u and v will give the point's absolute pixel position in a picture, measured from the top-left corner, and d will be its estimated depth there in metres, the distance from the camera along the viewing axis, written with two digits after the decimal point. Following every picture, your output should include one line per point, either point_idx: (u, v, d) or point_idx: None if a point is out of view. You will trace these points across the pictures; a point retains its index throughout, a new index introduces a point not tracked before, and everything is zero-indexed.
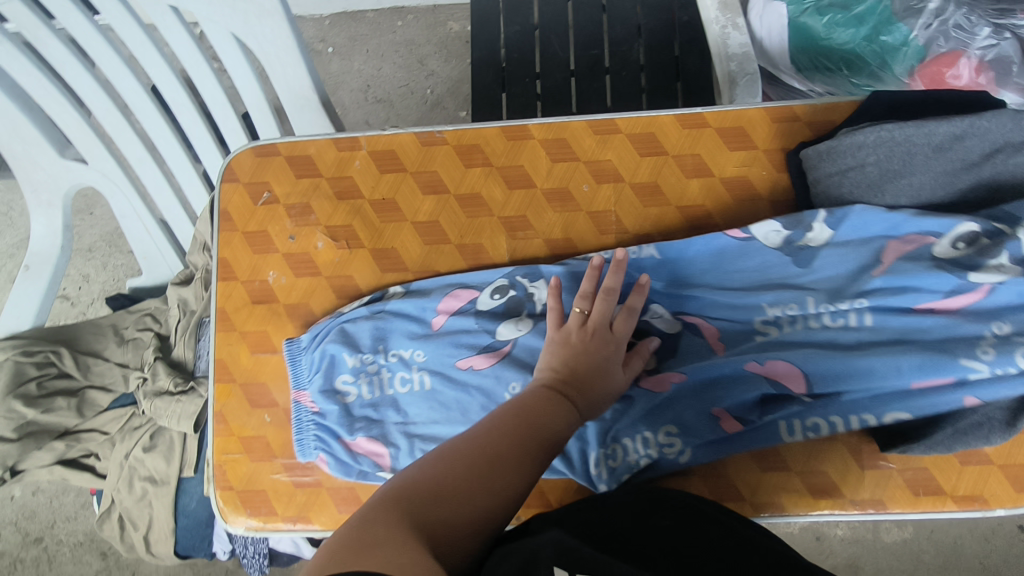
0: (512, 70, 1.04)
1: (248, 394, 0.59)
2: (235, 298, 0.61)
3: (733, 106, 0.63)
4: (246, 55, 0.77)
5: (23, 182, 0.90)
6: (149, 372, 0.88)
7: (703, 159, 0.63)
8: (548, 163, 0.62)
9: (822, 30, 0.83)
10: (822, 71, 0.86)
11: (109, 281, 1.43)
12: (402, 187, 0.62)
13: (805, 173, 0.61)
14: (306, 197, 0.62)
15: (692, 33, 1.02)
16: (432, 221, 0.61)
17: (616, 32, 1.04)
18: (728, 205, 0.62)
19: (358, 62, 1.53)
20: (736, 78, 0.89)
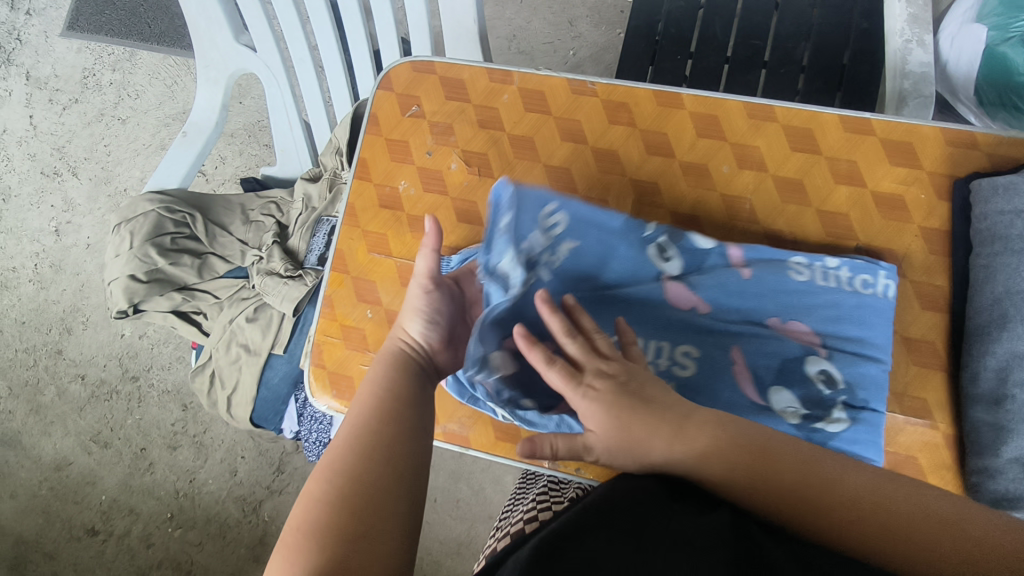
0: (665, 45, 1.02)
1: (357, 288, 0.63)
2: (365, 197, 0.65)
3: (907, 118, 0.57)
4: None
5: (199, 56, 0.98)
6: (266, 253, 0.95)
7: (858, 167, 0.57)
8: (693, 137, 0.60)
9: (1023, 64, 0.74)
10: (1007, 110, 0.77)
11: (242, 167, 1.55)
12: (542, 129, 0.62)
13: (971, 207, 0.54)
14: (451, 118, 0.64)
15: (869, 43, 0.95)
16: (564, 168, 0.62)
17: (786, 26, 0.99)
18: (871, 220, 0.57)
19: (510, 10, 1.54)
20: (907, 98, 0.83)
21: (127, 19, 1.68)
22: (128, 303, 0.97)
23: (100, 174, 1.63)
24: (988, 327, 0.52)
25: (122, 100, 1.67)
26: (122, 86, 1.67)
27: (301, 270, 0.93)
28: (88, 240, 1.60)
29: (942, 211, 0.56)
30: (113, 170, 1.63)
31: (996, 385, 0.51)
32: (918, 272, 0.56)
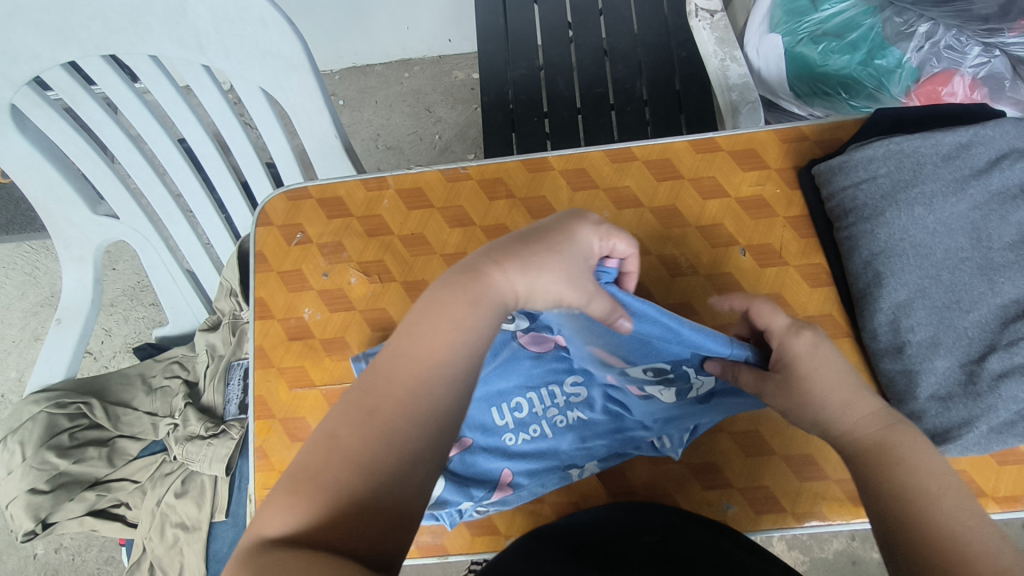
0: (521, 112, 1.09)
1: (287, 429, 0.60)
2: (272, 335, 0.63)
3: (743, 129, 0.64)
4: (273, 107, 0.78)
5: (57, 239, 0.93)
6: (180, 419, 0.89)
7: (719, 181, 0.63)
8: (569, 192, 0.64)
9: (818, 58, 0.87)
10: (820, 96, 0.89)
11: (130, 333, 1.46)
12: (430, 223, 0.64)
13: (819, 190, 0.60)
14: (337, 236, 0.64)
15: (692, 68, 1.07)
16: (460, 253, 0.63)
17: (619, 70, 1.09)
18: (744, 225, 0.62)
19: (368, 112, 1.58)
20: (738, 107, 0.93)
21: None
22: (35, 520, 0.87)
23: None
24: (869, 288, 0.56)
25: None
26: None
27: (222, 425, 0.87)
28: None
29: (798, 198, 0.62)
30: None
31: (893, 336, 0.55)
32: (795, 259, 0.61)
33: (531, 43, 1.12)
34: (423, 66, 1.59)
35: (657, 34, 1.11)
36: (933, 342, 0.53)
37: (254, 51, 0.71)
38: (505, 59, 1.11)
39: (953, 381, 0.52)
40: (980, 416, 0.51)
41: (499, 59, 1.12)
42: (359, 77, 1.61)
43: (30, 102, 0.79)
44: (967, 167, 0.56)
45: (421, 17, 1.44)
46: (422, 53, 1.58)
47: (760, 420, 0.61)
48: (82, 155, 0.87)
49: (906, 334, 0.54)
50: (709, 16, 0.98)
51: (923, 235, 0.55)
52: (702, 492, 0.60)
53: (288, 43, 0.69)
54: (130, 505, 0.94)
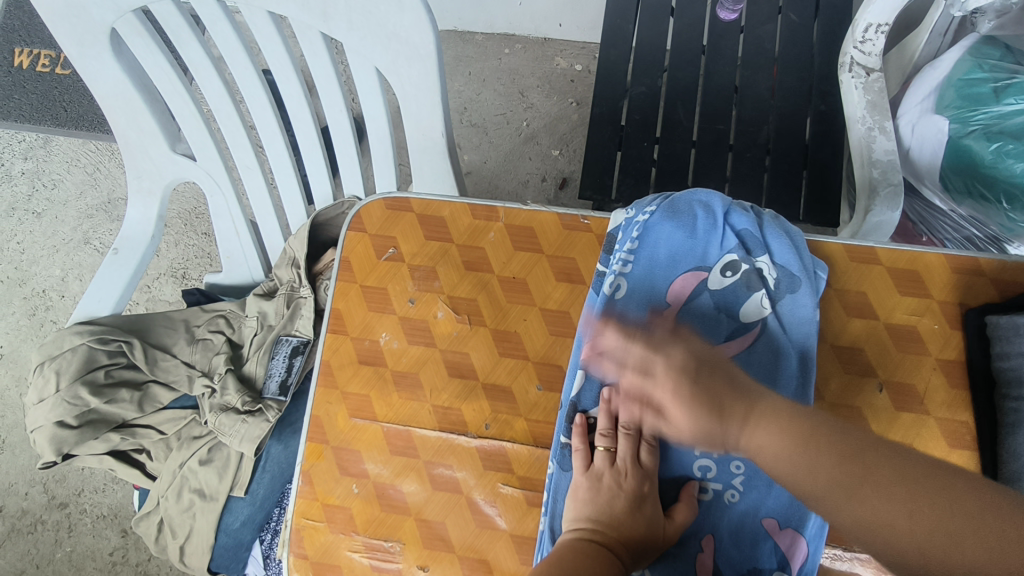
0: (631, 131, 1.00)
1: (339, 460, 0.56)
2: (341, 353, 0.58)
3: (910, 246, 0.55)
4: (382, 87, 0.71)
5: (129, 169, 0.88)
6: (218, 384, 0.85)
7: (869, 299, 0.55)
8: None
9: (988, 157, 0.76)
10: (974, 197, 0.79)
11: (178, 259, 1.44)
12: (535, 269, 0.58)
13: (990, 342, 0.51)
14: (433, 261, 0.58)
15: (829, 125, 0.97)
16: (561, 311, 0.57)
17: (746, 110, 1.00)
18: (888, 356, 0.53)
19: (458, 83, 1.51)
20: (877, 187, 0.83)
21: (40, 103, 1.55)
22: (57, 453, 0.84)
23: (13, 274, 1.47)
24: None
25: (37, 191, 1.52)
26: (36, 176, 1.53)
27: (260, 402, 0.83)
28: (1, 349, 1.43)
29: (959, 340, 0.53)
30: (27, 270, 1.47)
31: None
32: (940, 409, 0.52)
33: (657, 59, 1.03)
34: (525, 45, 1.49)
35: (796, 78, 1.00)
36: None
37: (382, 32, 0.64)
38: (627, 69, 1.03)
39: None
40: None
41: (621, 68, 1.03)
42: (457, 43, 1.52)
43: (132, 29, 0.74)
44: None
45: None
46: (528, 32, 1.48)
47: None
48: (173, 91, 0.81)
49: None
50: (864, 74, 0.88)
51: None
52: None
53: (421, 30, 0.63)
54: (151, 455, 0.91)
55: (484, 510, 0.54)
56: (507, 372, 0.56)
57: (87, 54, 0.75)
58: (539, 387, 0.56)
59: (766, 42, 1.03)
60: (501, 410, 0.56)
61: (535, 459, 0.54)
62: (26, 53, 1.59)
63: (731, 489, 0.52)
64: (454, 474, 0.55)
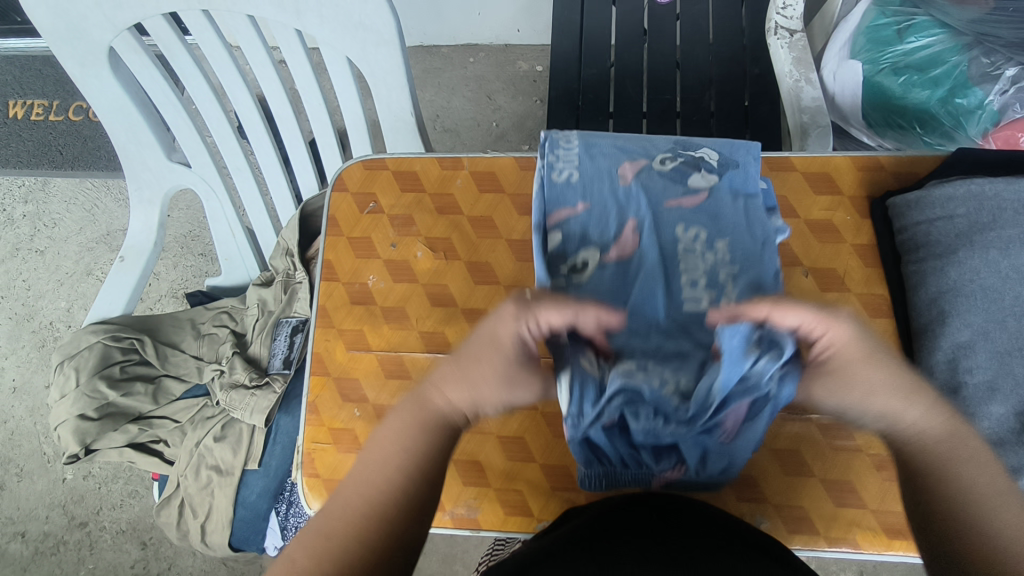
0: (587, 109, 1.10)
1: (341, 388, 0.63)
2: (335, 297, 0.65)
3: (820, 152, 0.64)
4: (354, 76, 0.80)
5: (130, 181, 0.97)
6: (226, 365, 0.92)
7: (789, 201, 0.63)
8: None
9: (898, 89, 0.85)
10: (893, 128, 0.89)
11: (177, 280, 1.51)
12: (499, 207, 0.66)
13: (892, 222, 0.59)
14: (410, 210, 0.67)
15: (763, 85, 1.06)
16: (525, 240, 0.65)
17: (689, 79, 1.09)
18: (810, 246, 0.62)
19: (428, 93, 1.61)
20: (808, 129, 0.92)
21: (36, 149, 1.64)
22: (80, 445, 0.91)
23: (20, 311, 1.54)
24: (930, 326, 0.56)
25: (38, 231, 1.60)
26: (37, 217, 1.61)
27: (266, 376, 0.90)
28: (14, 383, 1.49)
29: None
30: (34, 305, 1.54)
31: (950, 374, 0.54)
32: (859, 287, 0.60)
33: (604, 43, 1.13)
34: (488, 53, 1.60)
35: (731, 48, 1.10)
36: (993, 386, 0.53)
37: (349, 22, 0.73)
38: (578, 55, 1.13)
39: (1008, 428, 0.52)
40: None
41: (573, 55, 1.13)
42: (424, 57, 1.63)
43: (128, 46, 0.83)
44: None
45: (494, 5, 1.45)
46: (489, 40, 1.59)
47: (803, 441, 0.59)
48: (166, 102, 0.90)
49: (965, 375, 0.54)
50: (787, 34, 0.96)
51: (996, 278, 0.54)
52: (737, 502, 0.59)
53: (382, 17, 0.72)
54: (167, 443, 0.97)
55: None
56: (483, 297, 0.64)
57: (88, 72, 0.84)
58: None
59: (700, 19, 1.13)
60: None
61: None
62: (20, 104, 1.68)
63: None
64: None
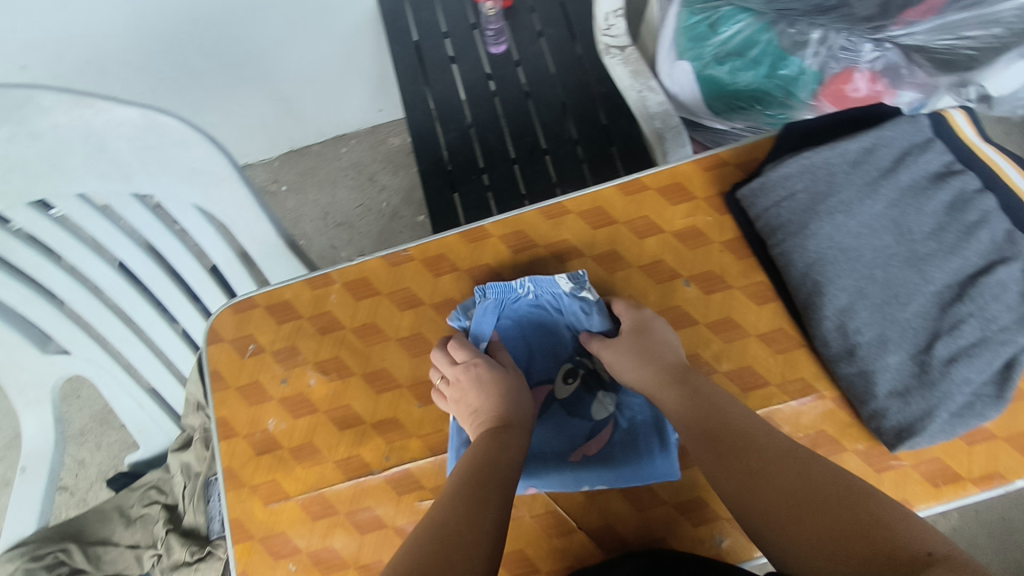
0: (458, 172, 1.11)
1: (269, 547, 0.62)
2: (239, 454, 0.64)
3: (667, 165, 0.70)
4: (212, 221, 0.78)
5: (9, 386, 0.90)
6: (163, 547, 0.86)
7: (652, 219, 0.69)
8: (511, 256, 0.69)
9: (727, 77, 0.91)
10: (737, 111, 0.94)
11: (105, 460, 1.41)
12: (381, 309, 0.67)
13: (746, 212, 0.67)
14: (291, 340, 0.67)
15: (613, 102, 1.11)
16: (415, 334, 0.67)
17: (545, 116, 1.12)
18: (683, 257, 0.68)
19: (312, 193, 1.59)
20: (663, 134, 0.94)
21: None
22: None
23: None
24: (812, 298, 0.62)
25: None
26: None
27: (208, 545, 0.84)
28: None
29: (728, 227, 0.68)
30: None
31: (843, 339, 0.61)
32: (735, 277, 0.67)
33: (456, 105, 1.15)
34: (358, 138, 1.60)
35: (574, 76, 1.14)
36: (885, 339, 0.60)
37: (181, 171, 0.72)
38: (434, 123, 1.14)
39: (907, 374, 0.59)
40: (939, 405, 0.57)
41: (429, 124, 1.14)
42: (298, 160, 1.60)
43: None
44: (874, 169, 0.63)
45: (348, 94, 1.45)
46: (356, 127, 1.58)
47: None
48: (25, 301, 0.86)
49: (855, 336, 0.61)
50: (618, 51, 0.98)
51: (851, 240, 0.62)
52: (693, 530, 0.62)
53: (214, 160, 0.71)
54: None
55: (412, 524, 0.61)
56: (389, 405, 0.65)
57: None
58: (420, 404, 0.65)
59: (538, 59, 1.17)
60: (394, 438, 0.64)
61: (439, 467, 0.63)
62: None
63: (613, 418, 0.67)
64: (374, 512, 0.62)
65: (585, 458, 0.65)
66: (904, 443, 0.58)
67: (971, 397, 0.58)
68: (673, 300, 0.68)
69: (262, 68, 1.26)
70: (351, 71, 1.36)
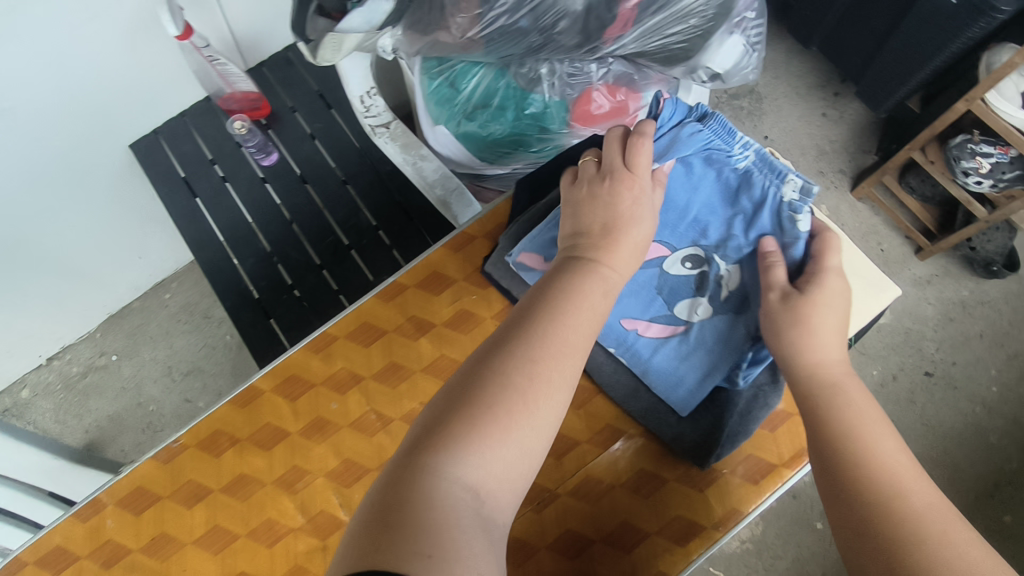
0: (269, 298, 1.03)
1: None
2: None
3: (416, 260, 0.66)
4: (11, 436, 0.76)
5: None
6: None
7: (420, 316, 0.64)
8: (289, 406, 0.61)
9: (481, 129, 0.93)
10: (504, 155, 0.96)
11: None
12: (166, 516, 0.59)
13: (501, 282, 0.64)
14: (158, 530, 0.58)
15: (399, 178, 1.09)
16: (211, 529, 0.58)
17: (339, 213, 1.08)
18: (464, 342, 0.63)
19: (147, 352, 1.44)
20: (448, 199, 0.96)
21: None
22: None
23: None
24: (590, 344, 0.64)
25: None
26: None
27: None
28: None
29: None
30: None
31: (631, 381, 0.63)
32: None
33: (246, 231, 1.09)
34: (180, 279, 1.47)
35: (355, 158, 1.12)
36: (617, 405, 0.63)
37: None
38: (228, 256, 1.07)
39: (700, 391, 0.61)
40: (725, 411, 0.61)
41: (223, 258, 1.07)
42: (119, 324, 1.44)
43: None
44: None
45: (146, 240, 1.31)
46: (172, 269, 1.45)
47: (567, 521, 0.59)
48: None
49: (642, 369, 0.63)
50: (385, 129, 1.02)
51: None
52: None
53: None
54: None
55: None
56: None
57: None
58: None
59: (317, 157, 1.13)
60: None
61: None
62: None
63: (710, 297, 0.63)
64: None
65: (635, 331, 0.63)
66: (712, 457, 0.59)
67: (753, 394, 0.61)
68: None
69: (29, 254, 1.11)
70: (138, 219, 1.24)
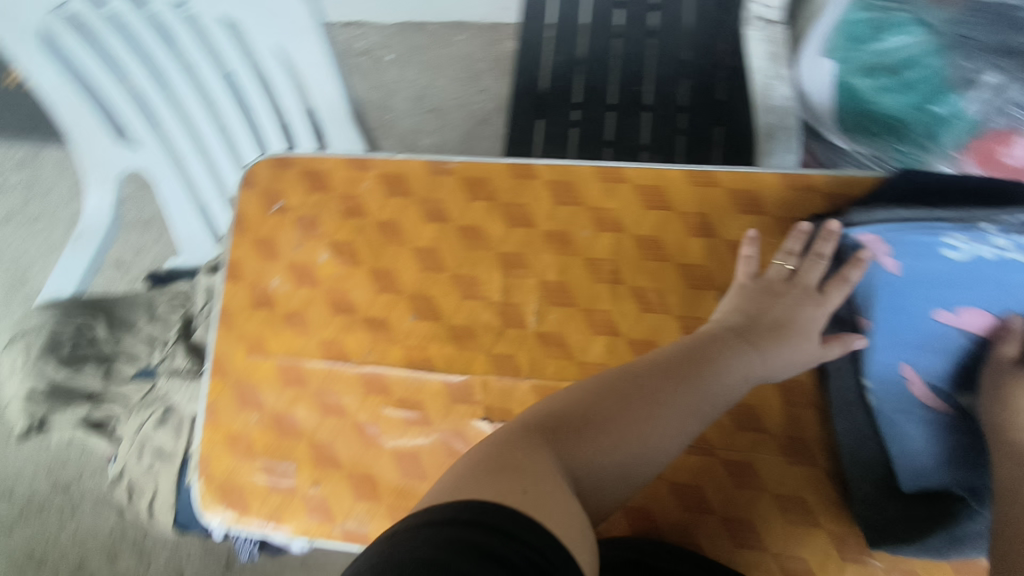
0: (550, 100, 1.08)
1: (240, 394, 0.74)
2: None
3: (658, 164, 0.71)
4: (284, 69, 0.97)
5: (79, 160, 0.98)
6: (170, 352, 0.93)
7: (618, 218, 0.71)
8: (422, 219, 0.76)
9: (867, 93, 0.75)
10: (863, 133, 0.77)
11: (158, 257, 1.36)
12: (247, 207, 0.80)
13: (733, 252, 0.68)
14: (255, 229, 0.79)
15: (739, 75, 1.00)
16: (269, 240, 0.79)
17: (663, 69, 1.03)
18: (630, 260, 0.70)
19: (412, 72, 1.54)
20: (775, 131, 0.91)
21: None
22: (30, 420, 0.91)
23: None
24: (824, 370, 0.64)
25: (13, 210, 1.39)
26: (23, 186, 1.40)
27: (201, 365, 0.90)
28: None
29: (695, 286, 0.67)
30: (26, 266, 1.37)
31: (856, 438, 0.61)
32: (677, 304, 0.68)
33: (572, 31, 1.08)
34: (476, 30, 1.49)
35: (710, 33, 1.03)
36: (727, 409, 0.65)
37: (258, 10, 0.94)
38: (544, 42, 1.10)
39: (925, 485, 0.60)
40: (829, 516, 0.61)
41: (537, 43, 1.10)
42: (413, 33, 1.53)
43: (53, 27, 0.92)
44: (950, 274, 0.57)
45: None
46: (480, 19, 1.50)
47: None
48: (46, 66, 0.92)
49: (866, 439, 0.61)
50: (766, 23, 0.94)
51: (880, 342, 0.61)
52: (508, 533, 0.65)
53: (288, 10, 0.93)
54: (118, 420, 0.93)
55: (393, 415, 0.70)
56: (246, 316, 0.77)
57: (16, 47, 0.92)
58: (251, 308, 0.77)
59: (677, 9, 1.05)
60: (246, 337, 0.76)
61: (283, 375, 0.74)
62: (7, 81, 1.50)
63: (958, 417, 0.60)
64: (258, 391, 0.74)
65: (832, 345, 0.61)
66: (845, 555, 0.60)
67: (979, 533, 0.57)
68: (563, 326, 0.69)
69: None
70: None
